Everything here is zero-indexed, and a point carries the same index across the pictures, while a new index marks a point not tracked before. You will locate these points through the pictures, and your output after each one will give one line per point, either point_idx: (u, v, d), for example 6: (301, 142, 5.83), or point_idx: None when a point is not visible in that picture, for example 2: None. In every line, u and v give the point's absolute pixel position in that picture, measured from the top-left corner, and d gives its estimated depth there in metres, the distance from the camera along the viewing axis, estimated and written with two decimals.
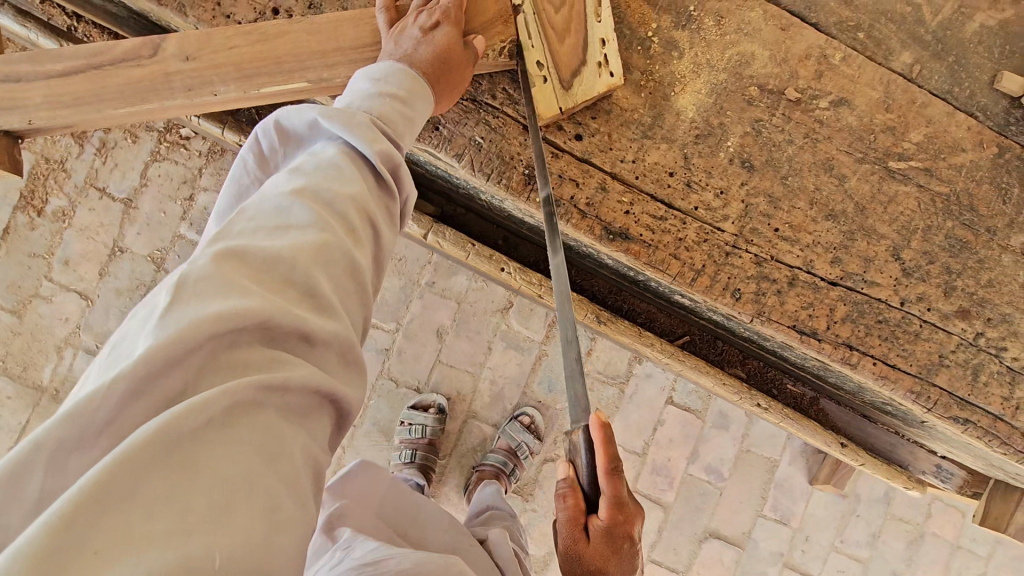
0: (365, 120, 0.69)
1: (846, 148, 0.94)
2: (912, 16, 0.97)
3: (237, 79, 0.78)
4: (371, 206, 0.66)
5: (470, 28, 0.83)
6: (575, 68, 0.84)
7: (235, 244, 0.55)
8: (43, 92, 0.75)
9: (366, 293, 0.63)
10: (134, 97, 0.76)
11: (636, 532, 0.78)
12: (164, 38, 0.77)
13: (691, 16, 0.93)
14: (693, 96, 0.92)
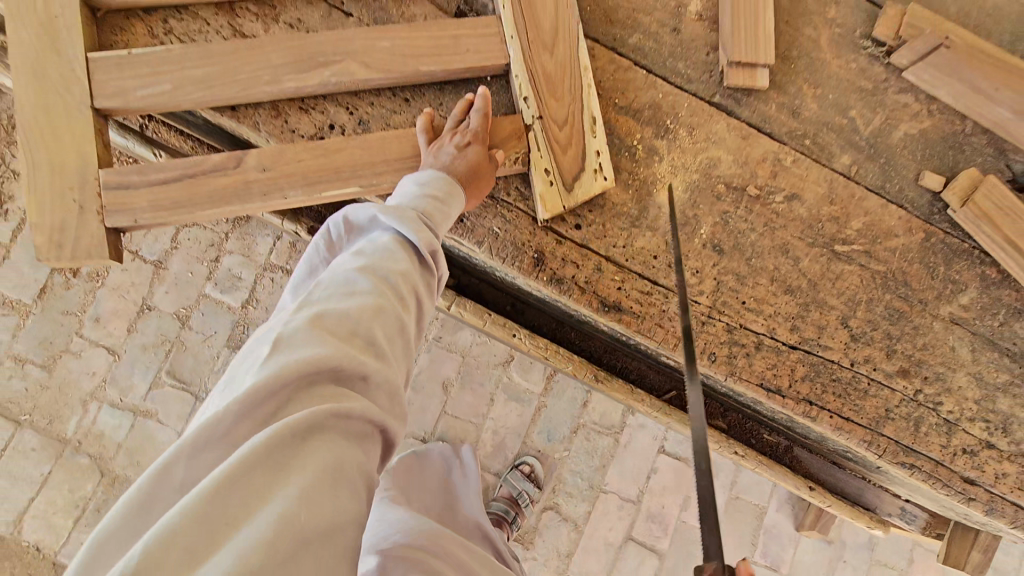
0: (414, 215, 0.87)
1: (799, 234, 1.13)
2: (849, 126, 1.19)
3: (306, 184, 0.97)
4: (415, 279, 0.82)
5: (492, 142, 1.03)
6: (575, 174, 1.04)
7: (316, 307, 0.71)
8: (148, 197, 0.94)
9: (410, 344, 0.77)
10: (221, 200, 0.95)
11: None
12: (246, 153, 0.96)
13: (668, 128, 1.14)
14: (671, 192, 1.12)
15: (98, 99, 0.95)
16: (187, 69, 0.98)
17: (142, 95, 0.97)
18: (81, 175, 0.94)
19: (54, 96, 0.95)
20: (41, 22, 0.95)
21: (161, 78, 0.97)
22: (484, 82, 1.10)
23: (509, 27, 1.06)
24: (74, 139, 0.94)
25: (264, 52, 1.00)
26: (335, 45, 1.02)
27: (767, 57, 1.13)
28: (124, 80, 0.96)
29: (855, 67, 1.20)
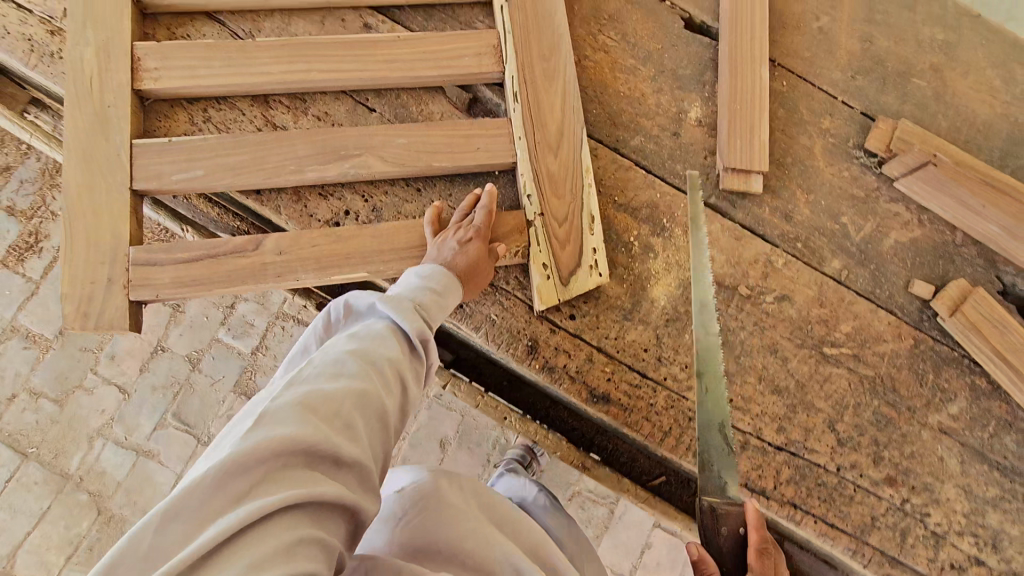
0: (410, 305, 0.90)
1: (788, 335, 1.17)
2: (840, 232, 1.23)
3: (317, 267, 1.05)
4: (403, 366, 0.83)
5: (495, 237, 1.09)
6: (572, 270, 1.10)
7: (302, 387, 0.72)
8: (171, 274, 1.02)
9: (389, 429, 0.78)
10: (239, 280, 1.02)
11: None
12: (264, 237, 1.04)
13: (664, 226, 1.19)
14: (665, 288, 1.16)
15: (136, 182, 1.05)
16: (220, 156, 1.07)
17: (176, 179, 1.06)
18: (113, 250, 1.02)
19: (97, 178, 1.04)
20: (95, 111, 1.06)
21: (195, 163, 1.06)
22: (492, 176, 1.18)
23: (518, 129, 1.14)
24: (111, 217, 1.03)
25: (291, 143, 1.09)
26: (356, 139, 1.11)
27: (761, 164, 1.20)
28: (162, 165, 1.06)
29: (848, 175, 1.26)
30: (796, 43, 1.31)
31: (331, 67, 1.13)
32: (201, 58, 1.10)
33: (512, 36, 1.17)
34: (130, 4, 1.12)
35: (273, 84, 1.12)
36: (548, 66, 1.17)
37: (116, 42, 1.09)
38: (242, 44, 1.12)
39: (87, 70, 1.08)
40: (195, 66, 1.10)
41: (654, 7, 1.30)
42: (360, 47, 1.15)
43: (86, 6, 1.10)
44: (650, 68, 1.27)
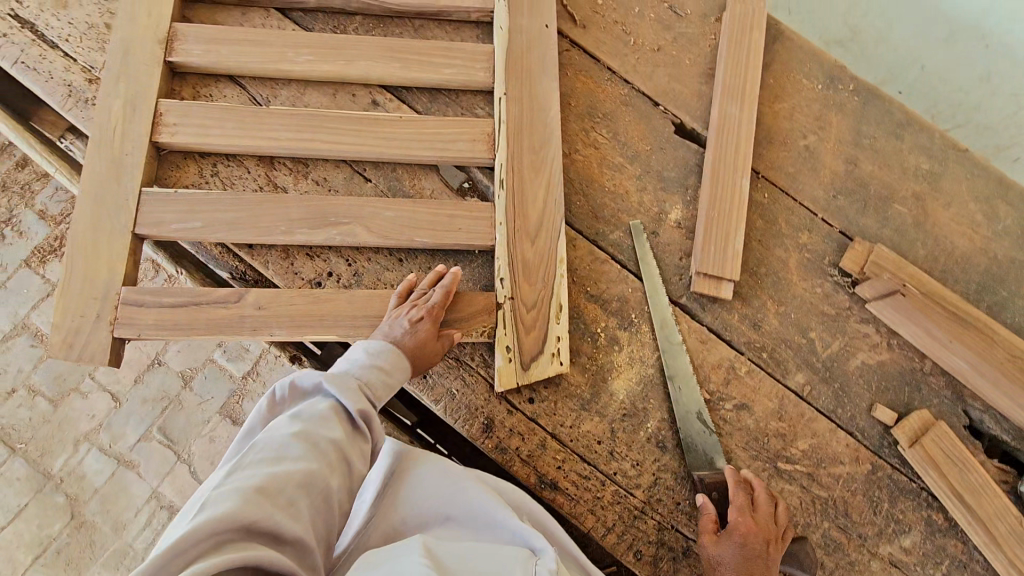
0: (355, 385, 0.96)
1: (743, 445, 1.17)
2: (807, 346, 1.25)
3: (291, 325, 1.10)
4: (347, 448, 0.88)
5: (458, 320, 1.15)
6: (534, 355, 1.14)
7: (248, 471, 0.76)
8: (155, 316, 1.08)
9: (332, 508, 0.82)
10: (216, 330, 1.09)
11: (756, 544, 1.02)
12: (246, 291, 1.11)
13: (632, 320, 1.23)
14: (625, 382, 1.19)
15: (138, 226, 1.13)
16: (217, 212, 1.14)
17: (174, 227, 1.14)
18: (105, 288, 1.09)
19: (103, 218, 1.12)
20: (113, 157, 1.16)
21: (194, 216, 1.14)
22: (471, 255, 1.24)
23: (500, 213, 1.21)
24: (109, 256, 1.11)
25: (286, 205, 1.17)
26: (346, 209, 1.18)
27: (732, 272, 1.24)
28: (164, 214, 1.14)
29: (820, 291, 1.29)
30: (780, 159, 1.38)
31: (333, 139, 1.22)
32: (217, 118, 1.20)
33: (505, 127, 1.26)
34: (163, 65, 1.24)
35: (279, 149, 1.21)
36: (536, 157, 1.26)
37: (143, 98, 1.20)
38: (255, 110, 1.21)
39: (113, 120, 1.18)
40: (209, 124, 1.20)
41: (647, 112, 1.39)
42: (363, 122, 1.23)
43: (124, 64, 1.22)
44: (636, 167, 1.35)
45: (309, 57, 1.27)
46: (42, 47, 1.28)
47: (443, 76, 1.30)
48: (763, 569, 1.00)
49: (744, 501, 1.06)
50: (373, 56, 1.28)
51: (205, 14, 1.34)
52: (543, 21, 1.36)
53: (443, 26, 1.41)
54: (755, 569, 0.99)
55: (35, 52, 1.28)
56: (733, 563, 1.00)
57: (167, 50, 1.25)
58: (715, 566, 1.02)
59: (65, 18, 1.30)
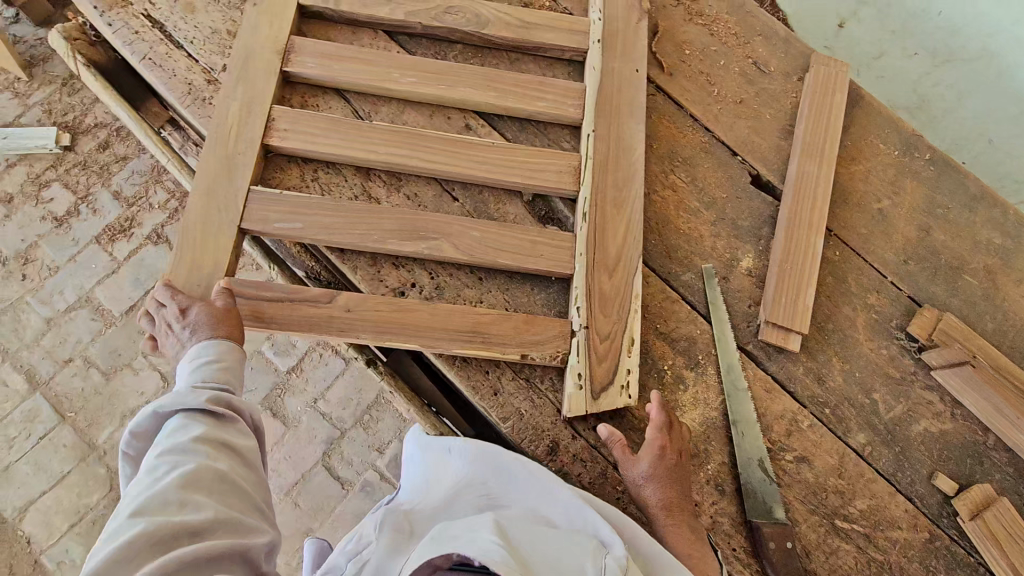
0: (189, 389, 0.98)
1: (801, 497, 1.18)
2: (869, 407, 1.26)
3: (375, 331, 1.15)
4: (218, 435, 0.94)
5: (535, 343, 1.18)
6: (604, 385, 1.17)
7: (128, 510, 0.82)
8: (253, 309, 1.14)
9: (233, 486, 0.91)
10: (308, 328, 1.14)
11: (672, 457, 1.11)
12: (338, 294, 1.16)
13: (698, 362, 1.25)
14: (688, 421, 1.21)
15: (243, 222, 1.20)
16: (318, 217, 1.21)
17: (277, 226, 1.20)
18: (209, 277, 1.16)
19: (211, 211, 1.20)
20: (225, 155, 1.24)
21: (296, 218, 1.21)
22: (547, 281, 1.28)
23: (581, 244, 1.25)
24: (213, 248, 1.18)
25: (380, 217, 1.23)
26: (435, 225, 1.23)
27: (801, 325, 1.26)
28: (269, 213, 1.21)
29: (885, 353, 1.30)
30: (853, 219, 1.40)
31: (430, 158, 1.28)
32: (323, 128, 1.28)
33: (592, 163, 1.31)
34: (279, 74, 1.33)
35: (376, 161, 1.27)
36: (619, 194, 1.30)
37: (258, 103, 1.28)
38: (359, 124, 1.28)
39: (229, 121, 1.26)
40: (316, 134, 1.27)
41: (726, 160, 1.43)
42: (459, 146, 1.30)
43: (243, 69, 1.31)
44: (712, 213, 1.38)
45: (413, 79, 1.34)
46: (168, 46, 1.37)
47: (535, 109, 1.37)
48: (676, 476, 1.11)
49: (661, 421, 1.12)
50: (473, 84, 1.35)
51: (321, 32, 1.43)
52: (634, 65, 1.41)
53: (537, 61, 1.48)
54: (672, 475, 1.10)
55: (163, 50, 1.37)
56: (654, 474, 1.08)
57: (283, 61, 1.33)
58: (637, 485, 1.09)
59: (192, 22, 1.39)
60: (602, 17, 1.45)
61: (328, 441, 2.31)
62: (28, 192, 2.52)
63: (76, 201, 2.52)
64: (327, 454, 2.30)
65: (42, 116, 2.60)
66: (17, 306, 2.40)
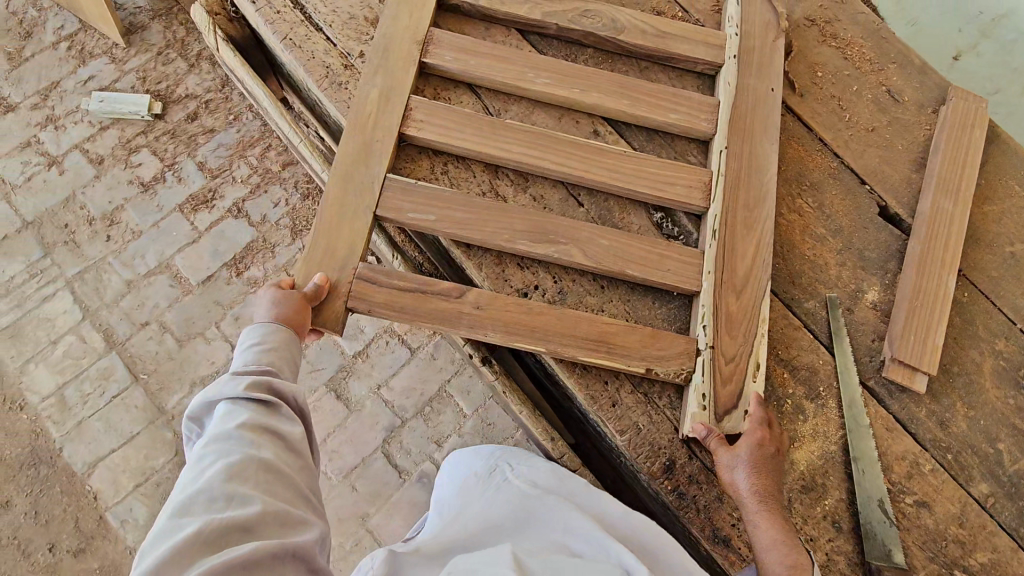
0: (230, 379, 0.96)
1: (921, 543, 1.14)
2: (993, 457, 1.22)
3: (503, 330, 1.16)
4: (263, 420, 0.90)
5: (659, 358, 1.17)
6: (728, 408, 1.15)
7: (173, 506, 0.78)
8: (384, 297, 1.16)
9: (279, 477, 0.85)
10: (437, 321, 1.15)
11: (771, 449, 1.09)
12: (469, 290, 1.17)
13: (819, 394, 1.22)
14: (807, 453, 1.18)
15: (378, 211, 1.21)
16: (449, 212, 1.21)
17: (409, 218, 1.21)
18: (343, 263, 1.18)
19: (347, 198, 1.22)
20: (361, 143, 1.25)
21: (427, 211, 1.21)
22: (668, 296, 1.26)
23: (709, 262, 1.23)
24: (347, 234, 1.20)
25: (510, 217, 1.22)
26: (565, 230, 1.23)
27: (929, 365, 1.22)
28: (404, 204, 1.22)
29: (1012, 403, 1.26)
30: (984, 261, 1.36)
31: (561, 161, 1.27)
32: (454, 121, 1.27)
33: (723, 180, 1.29)
34: (416, 65, 1.33)
35: (506, 159, 1.27)
36: (750, 214, 1.27)
37: (398, 93, 1.29)
38: (491, 121, 1.28)
39: (367, 108, 1.28)
40: (450, 127, 1.27)
41: (854, 189, 1.39)
42: (592, 152, 1.29)
43: (383, 56, 1.32)
44: (838, 241, 1.34)
45: (547, 80, 1.33)
46: (308, 28, 1.39)
47: (664, 118, 1.35)
48: (772, 468, 1.08)
49: (760, 414, 1.13)
50: (607, 91, 1.34)
51: (456, 26, 1.43)
52: (770, 84, 1.39)
53: (666, 71, 1.45)
54: (768, 466, 1.07)
55: (302, 32, 1.38)
56: (749, 459, 1.07)
57: (421, 53, 1.33)
58: (731, 471, 1.07)
59: (331, 6, 1.40)
60: (738, 32, 1.42)
61: (389, 428, 2.31)
62: (118, 156, 2.58)
63: (162, 168, 2.57)
64: (387, 441, 2.30)
65: (136, 83, 2.65)
66: (100, 266, 2.45)
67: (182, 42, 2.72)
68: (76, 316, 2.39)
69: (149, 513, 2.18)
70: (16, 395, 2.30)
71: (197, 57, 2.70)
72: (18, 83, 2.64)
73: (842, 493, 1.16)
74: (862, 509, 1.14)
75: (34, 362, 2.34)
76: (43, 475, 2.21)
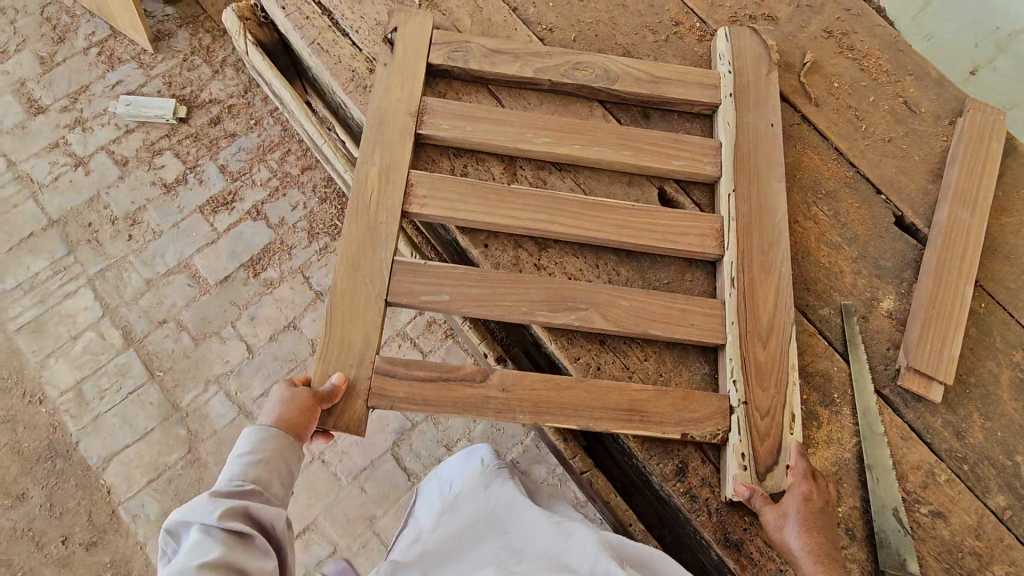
0: (208, 498, 0.95)
1: (936, 554, 1.13)
2: (1011, 469, 1.21)
3: (531, 411, 1.14)
4: (233, 557, 0.87)
5: (693, 421, 1.16)
6: (769, 466, 1.13)
7: None
8: (406, 388, 1.15)
9: None
10: (462, 409, 1.14)
11: (818, 505, 1.08)
12: (490, 372, 1.16)
13: (834, 400, 1.22)
14: (821, 459, 1.18)
15: (390, 294, 1.21)
16: (462, 287, 1.20)
17: (425, 298, 1.21)
18: (358, 356, 1.17)
19: (359, 285, 1.21)
20: (370, 225, 1.25)
21: (439, 291, 1.21)
22: (692, 347, 1.26)
23: (731, 313, 1.22)
24: (361, 326, 1.19)
25: (527, 288, 1.21)
26: (585, 295, 1.22)
27: (946, 375, 1.22)
28: (416, 285, 1.21)
29: None
30: (1002, 272, 1.35)
31: (573, 224, 1.26)
32: (466, 196, 1.26)
33: (735, 227, 1.28)
34: (412, 135, 1.31)
35: (517, 228, 1.26)
36: (766, 258, 1.26)
37: (398, 167, 1.27)
38: (502, 191, 1.27)
39: (370, 188, 1.26)
40: (460, 202, 1.26)
41: (870, 197, 1.40)
42: (603, 211, 1.28)
43: (380, 118, 1.31)
44: (854, 249, 1.35)
45: (547, 138, 1.32)
46: (335, 33, 1.43)
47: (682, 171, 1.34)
48: (823, 525, 1.06)
49: (802, 467, 1.11)
50: (613, 147, 1.33)
51: (448, 88, 1.42)
52: (767, 118, 1.37)
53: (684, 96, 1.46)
54: (819, 522, 1.06)
55: (330, 37, 1.42)
56: (799, 512, 1.06)
57: (416, 121, 1.32)
58: (782, 532, 1.05)
59: (358, 13, 1.44)
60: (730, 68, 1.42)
61: (399, 430, 2.33)
62: (142, 157, 2.64)
63: (185, 170, 2.63)
64: (397, 443, 2.31)
65: (162, 87, 2.72)
66: (121, 264, 2.50)
67: (207, 49, 2.80)
68: (96, 313, 2.44)
69: (161, 509, 2.19)
70: (35, 389, 2.34)
71: (222, 63, 2.78)
72: (50, 86, 2.73)
73: (857, 501, 1.15)
74: (875, 516, 1.13)
75: (55, 356, 2.38)
76: (58, 469, 2.24)
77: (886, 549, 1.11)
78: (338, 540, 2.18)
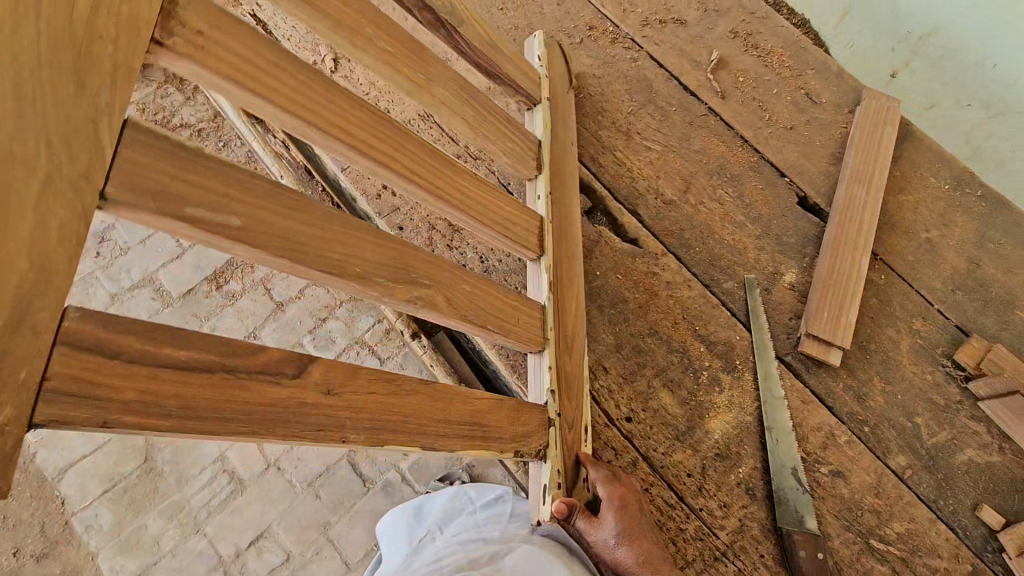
0: None
1: (836, 512, 1.15)
2: (911, 431, 1.24)
3: (373, 427, 0.76)
4: None
5: (523, 436, 1.03)
6: (574, 478, 1.11)
7: None
8: (153, 396, 0.53)
9: None
10: (264, 426, 0.62)
11: (632, 509, 1.05)
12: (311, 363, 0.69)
13: (736, 366, 1.26)
14: (722, 422, 1.21)
15: (103, 173, 0.49)
16: (262, 205, 0.63)
17: (194, 211, 0.57)
18: (25, 297, 0.43)
19: (52, 137, 0.46)
20: (76, 42, 0.48)
21: (230, 207, 0.60)
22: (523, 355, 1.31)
23: (548, 319, 1.16)
24: (17, 240, 0.43)
25: (361, 236, 0.76)
26: (423, 265, 0.86)
27: (842, 341, 1.26)
28: (159, 169, 0.54)
29: (929, 379, 1.28)
30: (901, 246, 1.41)
31: (419, 173, 0.89)
32: (243, 49, 0.64)
33: (551, 232, 1.24)
34: None
35: (360, 158, 0.80)
36: (569, 267, 1.26)
37: None
38: (309, 74, 0.73)
39: None
40: (247, 64, 0.64)
41: (774, 179, 1.46)
42: (446, 167, 0.96)
43: None
44: (757, 228, 1.41)
45: (387, 46, 0.91)
46: None
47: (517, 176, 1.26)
48: (646, 528, 1.04)
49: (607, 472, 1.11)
50: (459, 104, 1.06)
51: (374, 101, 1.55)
52: (570, 139, 1.42)
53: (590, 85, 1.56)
54: (641, 525, 1.03)
55: None
56: (616, 520, 1.02)
57: None
58: (610, 548, 1.01)
59: None
60: (547, 72, 1.42)
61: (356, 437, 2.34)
62: None
63: None
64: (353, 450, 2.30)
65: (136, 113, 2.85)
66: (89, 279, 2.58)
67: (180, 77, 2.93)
68: None
69: (114, 518, 2.18)
70: None
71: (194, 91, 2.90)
72: None
73: (758, 461, 1.18)
74: (777, 479, 1.15)
75: None
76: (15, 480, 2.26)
77: (785, 505, 1.13)
78: (291, 547, 2.16)
